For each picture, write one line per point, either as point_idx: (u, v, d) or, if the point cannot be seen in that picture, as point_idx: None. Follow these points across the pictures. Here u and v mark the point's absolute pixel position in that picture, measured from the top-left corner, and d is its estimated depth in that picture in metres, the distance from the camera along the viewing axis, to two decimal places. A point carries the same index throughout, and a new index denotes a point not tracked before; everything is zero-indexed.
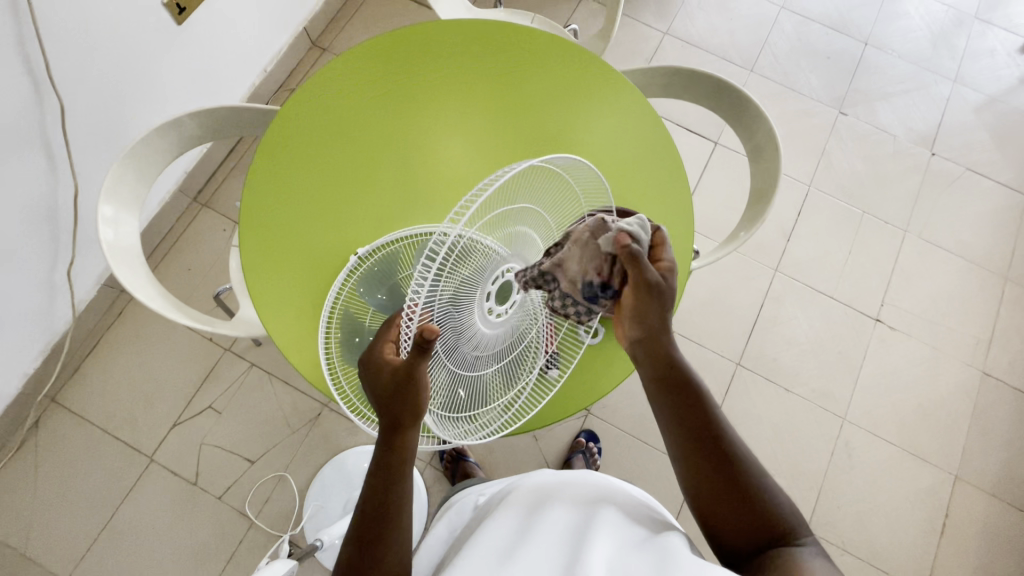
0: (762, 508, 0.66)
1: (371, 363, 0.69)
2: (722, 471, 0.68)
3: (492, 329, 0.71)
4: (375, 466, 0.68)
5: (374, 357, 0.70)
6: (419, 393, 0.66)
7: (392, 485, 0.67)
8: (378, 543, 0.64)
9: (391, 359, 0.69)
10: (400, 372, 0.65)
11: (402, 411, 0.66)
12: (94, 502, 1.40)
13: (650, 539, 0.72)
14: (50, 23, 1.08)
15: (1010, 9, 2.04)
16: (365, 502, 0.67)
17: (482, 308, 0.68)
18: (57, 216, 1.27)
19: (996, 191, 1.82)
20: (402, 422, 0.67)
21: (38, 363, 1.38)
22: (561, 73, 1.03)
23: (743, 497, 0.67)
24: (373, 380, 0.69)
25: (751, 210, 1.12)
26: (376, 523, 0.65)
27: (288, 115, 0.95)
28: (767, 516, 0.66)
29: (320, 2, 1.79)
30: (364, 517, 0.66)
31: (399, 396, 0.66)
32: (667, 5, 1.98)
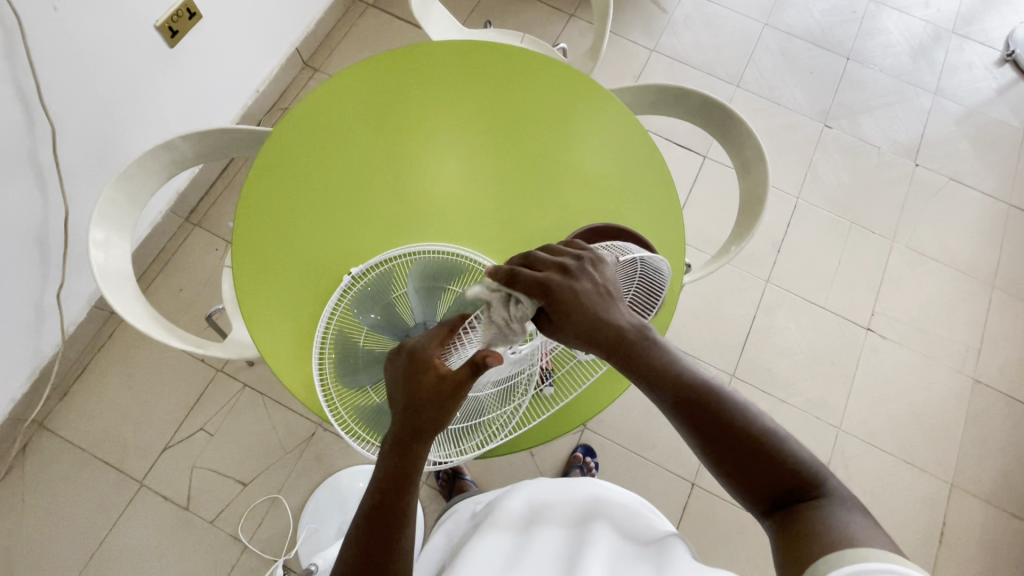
0: (779, 467, 0.66)
1: (416, 354, 0.66)
2: (729, 447, 0.67)
3: (509, 361, 0.67)
4: (385, 475, 0.67)
5: (422, 350, 0.66)
6: (449, 410, 0.66)
7: (401, 496, 0.68)
8: (384, 554, 0.66)
9: (438, 364, 0.65)
10: (439, 385, 0.64)
11: (422, 426, 0.66)
12: (82, 529, 1.37)
13: (647, 547, 0.75)
14: (41, 48, 1.09)
15: (985, 24, 2.10)
16: (369, 511, 0.68)
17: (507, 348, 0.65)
18: (47, 240, 1.26)
19: (979, 200, 1.86)
20: (422, 437, 0.67)
21: (26, 388, 1.37)
22: (551, 91, 1.05)
23: (760, 464, 0.66)
24: (412, 376, 0.66)
25: (741, 223, 1.14)
26: (383, 532, 0.67)
27: (280, 134, 0.96)
28: (787, 475, 0.66)
29: (312, 23, 1.81)
30: (368, 525, 0.67)
31: (428, 409, 0.65)
32: (653, 23, 2.02)
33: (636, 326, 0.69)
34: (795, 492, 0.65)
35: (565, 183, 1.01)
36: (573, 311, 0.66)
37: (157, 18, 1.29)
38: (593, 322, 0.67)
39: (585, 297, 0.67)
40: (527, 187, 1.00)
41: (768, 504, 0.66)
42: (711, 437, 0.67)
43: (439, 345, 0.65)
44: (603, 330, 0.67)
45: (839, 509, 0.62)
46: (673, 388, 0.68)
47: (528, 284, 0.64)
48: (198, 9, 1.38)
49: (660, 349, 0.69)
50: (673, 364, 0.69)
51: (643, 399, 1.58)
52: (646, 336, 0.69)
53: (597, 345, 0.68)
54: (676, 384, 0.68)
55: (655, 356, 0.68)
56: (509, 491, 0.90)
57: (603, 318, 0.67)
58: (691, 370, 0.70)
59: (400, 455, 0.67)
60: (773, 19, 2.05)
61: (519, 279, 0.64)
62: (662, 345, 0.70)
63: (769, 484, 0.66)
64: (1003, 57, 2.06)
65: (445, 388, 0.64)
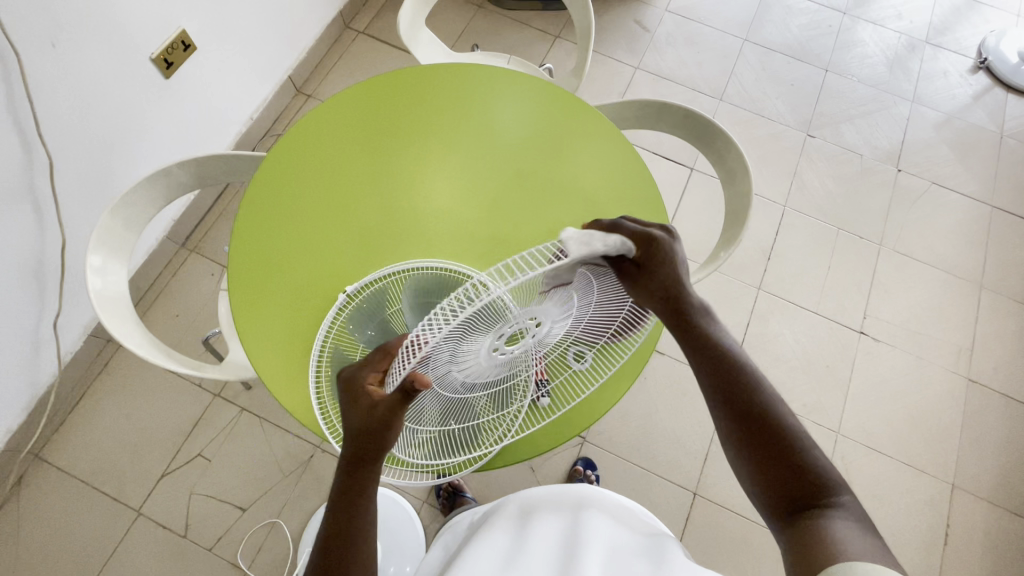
0: (796, 474, 0.66)
1: (356, 383, 0.69)
2: (754, 435, 0.69)
3: (489, 362, 0.68)
4: (336, 497, 0.69)
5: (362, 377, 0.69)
6: (388, 434, 0.66)
7: (354, 515, 0.68)
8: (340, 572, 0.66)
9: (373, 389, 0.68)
10: (377, 409, 0.66)
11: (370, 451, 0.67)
12: (78, 561, 1.35)
13: (640, 549, 0.75)
14: (41, 83, 1.12)
15: (958, 33, 2.17)
16: (326, 531, 0.68)
17: (492, 349, 0.65)
18: (44, 269, 1.27)
19: (963, 203, 1.89)
20: (366, 460, 0.68)
21: (21, 419, 1.36)
22: (540, 108, 1.08)
23: (774, 459, 0.67)
24: (354, 401, 0.68)
25: (727, 232, 1.16)
26: (338, 558, 0.66)
27: (275, 160, 0.99)
28: (797, 475, 0.66)
29: (304, 51, 1.86)
30: (324, 548, 0.67)
31: (366, 434, 0.66)
32: (637, 42, 2.08)
33: (701, 304, 0.78)
34: (806, 492, 0.66)
35: (556, 197, 1.03)
36: (662, 264, 0.75)
37: (153, 50, 1.33)
38: (672, 281, 0.75)
39: (671, 257, 0.76)
40: (517, 201, 1.02)
41: (782, 503, 0.67)
42: (740, 416, 0.70)
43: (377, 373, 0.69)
44: (676, 294, 0.75)
45: (847, 521, 0.62)
46: (716, 360, 0.74)
47: (632, 232, 0.77)
48: (193, 41, 1.42)
49: (716, 326, 0.77)
50: (724, 341, 0.76)
51: (642, 409, 1.58)
52: (706, 313, 0.78)
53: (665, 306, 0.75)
54: (721, 355, 0.74)
55: (710, 331, 0.76)
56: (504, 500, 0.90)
57: (682, 283, 0.76)
58: (732, 350, 0.75)
59: (352, 476, 0.69)
60: (752, 34, 2.12)
61: (624, 228, 0.78)
62: (717, 325, 0.77)
63: (780, 481, 0.67)
64: (976, 65, 2.12)
65: (384, 413, 0.65)
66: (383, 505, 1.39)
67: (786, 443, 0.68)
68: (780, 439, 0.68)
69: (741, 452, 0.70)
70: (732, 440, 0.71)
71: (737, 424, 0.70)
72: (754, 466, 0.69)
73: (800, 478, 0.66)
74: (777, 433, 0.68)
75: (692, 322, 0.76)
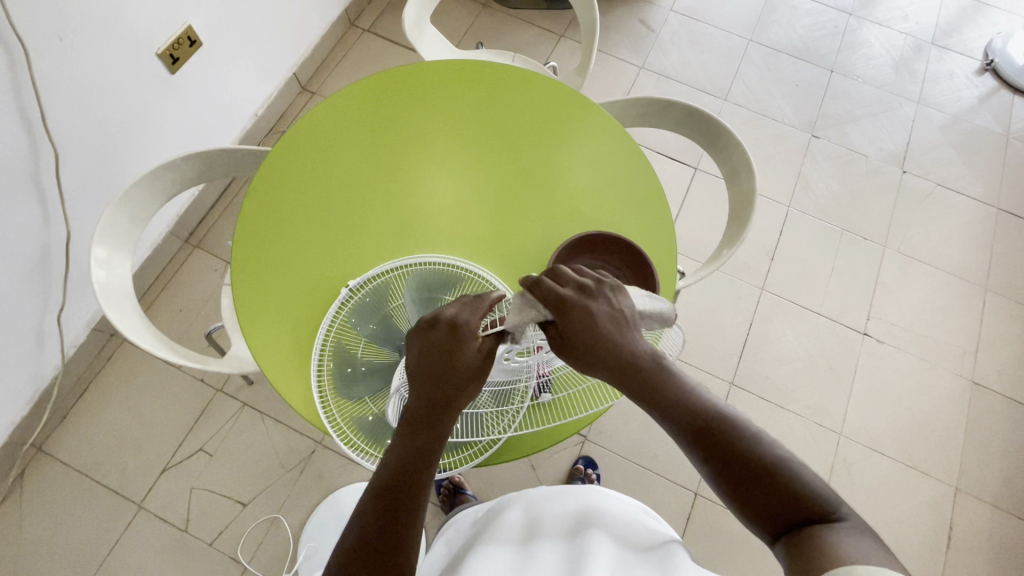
0: (795, 492, 0.64)
1: (458, 325, 0.70)
2: (739, 470, 0.66)
3: (498, 369, 0.76)
4: (408, 443, 0.67)
5: (463, 322, 0.70)
6: (473, 390, 0.69)
7: (423, 464, 0.66)
8: (397, 525, 0.63)
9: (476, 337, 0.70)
10: (478, 360, 0.69)
11: (454, 403, 0.69)
12: (79, 554, 1.36)
13: (651, 548, 0.77)
14: (48, 77, 1.13)
15: (964, 35, 2.16)
16: (387, 480, 0.65)
17: (504, 355, 0.74)
18: (49, 263, 1.28)
19: (968, 205, 1.88)
20: (449, 412, 0.69)
21: (25, 412, 1.37)
22: (544, 108, 1.08)
23: (763, 483, 0.65)
24: (451, 346, 0.69)
25: (730, 230, 1.16)
26: (394, 502, 0.64)
27: (279, 157, 0.98)
28: (794, 497, 0.64)
29: (309, 49, 1.87)
30: (382, 494, 0.64)
31: (458, 384, 0.68)
32: (642, 41, 2.08)
33: (654, 358, 0.71)
34: (800, 510, 0.63)
35: (559, 196, 1.03)
36: (587, 332, 0.68)
37: (159, 45, 1.34)
38: (607, 344, 0.69)
39: (594, 320, 0.69)
40: (521, 197, 1.02)
41: (775, 522, 0.64)
42: (721, 456, 0.66)
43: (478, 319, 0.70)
44: (619, 357, 0.69)
45: (847, 534, 0.60)
46: (685, 416, 0.69)
47: (549, 295, 0.69)
48: (199, 37, 1.43)
49: (677, 378, 0.70)
50: (689, 391, 0.70)
51: (643, 408, 1.58)
52: (664, 366, 0.71)
53: (609, 370, 0.70)
54: (688, 411, 0.68)
55: (670, 390, 0.69)
56: (510, 500, 0.91)
57: (620, 344, 0.70)
58: (703, 396, 0.70)
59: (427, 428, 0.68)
60: (757, 35, 2.12)
61: (542, 288, 0.69)
62: (678, 374, 0.71)
63: (772, 502, 0.64)
64: (983, 66, 2.11)
65: (481, 365, 0.69)
66: None
67: (770, 468, 0.65)
68: (772, 465, 0.65)
69: (726, 486, 0.66)
70: (715, 478, 0.67)
71: (719, 462, 0.66)
72: (742, 495, 0.66)
73: (792, 497, 0.64)
74: (763, 461, 0.66)
75: (651, 379, 0.69)
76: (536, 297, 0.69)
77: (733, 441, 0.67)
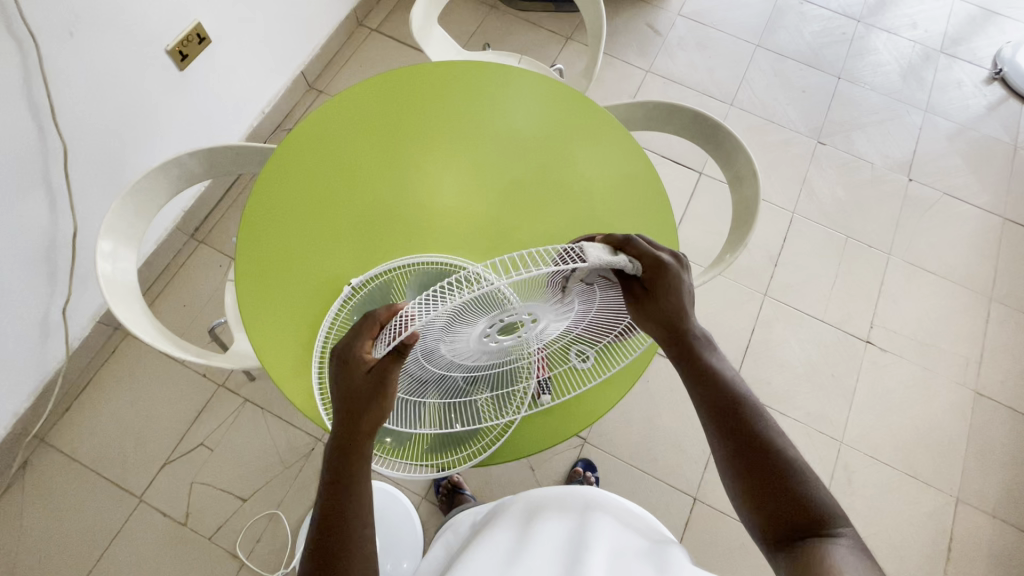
0: (796, 499, 0.65)
1: (345, 353, 0.68)
2: (750, 456, 0.68)
3: (482, 348, 0.69)
4: (329, 477, 0.69)
5: (349, 350, 0.68)
6: (383, 407, 0.67)
7: (347, 492, 0.68)
8: (338, 554, 0.65)
9: (367, 359, 0.67)
10: (370, 380, 0.66)
11: (361, 425, 0.68)
12: (79, 546, 1.36)
13: (649, 552, 0.76)
14: (57, 70, 1.14)
15: (973, 44, 2.15)
16: (322, 514, 0.67)
17: (483, 335, 0.65)
18: (56, 255, 1.29)
19: (974, 214, 1.88)
20: (360, 436, 0.68)
21: (28, 403, 1.38)
22: (549, 111, 1.08)
23: (773, 483, 0.66)
24: (346, 374, 0.68)
25: (733, 234, 1.16)
26: (333, 532, 0.66)
27: (285, 153, 0.99)
28: (794, 503, 0.65)
29: (317, 47, 1.88)
30: (321, 530, 0.66)
31: (362, 407, 0.67)
32: (649, 45, 2.09)
33: (702, 332, 0.76)
34: (804, 519, 0.64)
35: (563, 198, 1.03)
36: (669, 294, 0.71)
37: (169, 42, 1.35)
38: (677, 311, 0.72)
39: (679, 286, 0.71)
40: (528, 198, 1.03)
41: (776, 531, 0.65)
42: (735, 438, 0.70)
43: (367, 341, 0.67)
44: (677, 324, 0.73)
45: (847, 548, 0.60)
46: (716, 394, 0.72)
47: (642, 253, 0.70)
48: (208, 35, 1.44)
49: (717, 356, 0.75)
50: (725, 374, 0.74)
51: (644, 412, 1.58)
52: (707, 342, 0.76)
53: (663, 333, 0.73)
54: (720, 389, 0.72)
55: (712, 364, 0.74)
56: (508, 501, 0.91)
57: (687, 312, 0.73)
58: (732, 380, 0.73)
59: (343, 455, 0.69)
60: (765, 40, 2.11)
61: (635, 246, 0.70)
62: (717, 352, 0.76)
63: (777, 504, 0.65)
64: (991, 75, 2.10)
65: (381, 381, 0.66)
66: (382, 501, 1.40)
67: (781, 468, 0.67)
68: (779, 466, 0.67)
69: (739, 475, 0.68)
70: (726, 458, 0.70)
71: (734, 444, 0.69)
72: (752, 490, 0.67)
73: (798, 502, 0.65)
74: (775, 456, 0.68)
75: (693, 351, 0.74)
76: (628, 254, 0.69)
77: (751, 428, 0.70)
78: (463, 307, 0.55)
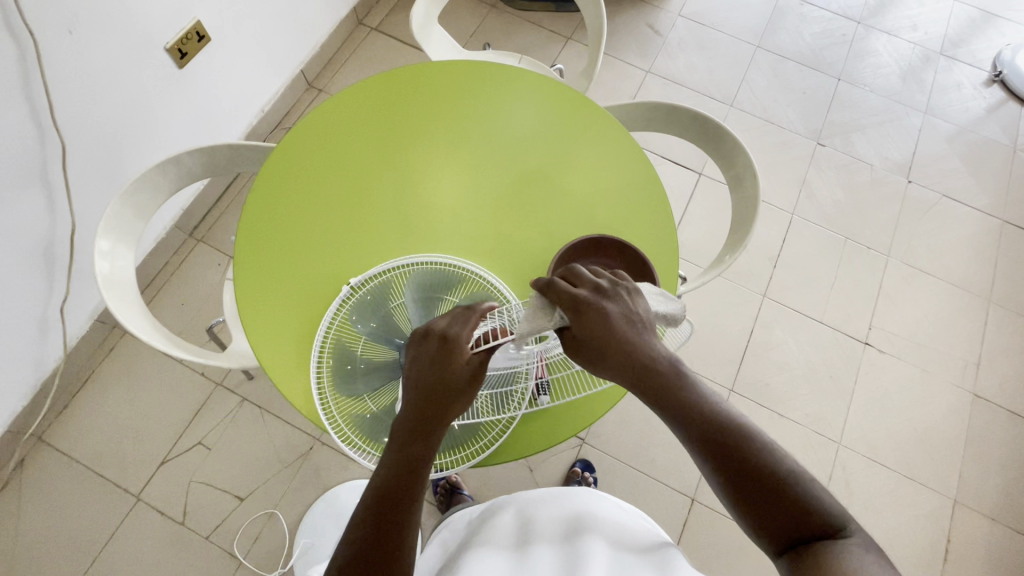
0: (800, 508, 0.63)
1: (449, 338, 0.67)
2: (745, 479, 0.64)
3: (514, 357, 0.73)
4: (392, 460, 0.66)
5: (453, 333, 0.68)
6: (464, 406, 0.68)
7: (409, 479, 0.65)
8: (393, 540, 0.63)
9: (467, 352, 0.67)
10: (467, 376, 0.67)
11: (443, 414, 0.67)
12: (76, 545, 1.36)
13: (646, 552, 0.77)
14: (56, 68, 1.13)
15: (973, 46, 2.16)
16: (377, 495, 0.65)
17: (512, 347, 0.70)
18: (53, 253, 1.28)
19: (973, 216, 1.88)
20: (437, 425, 0.67)
21: (26, 401, 1.37)
22: (550, 111, 1.08)
23: (775, 499, 0.63)
24: (441, 361, 0.67)
25: (733, 236, 1.15)
26: (388, 517, 0.64)
27: (286, 151, 0.99)
28: (800, 512, 0.63)
29: (317, 45, 1.87)
30: (374, 512, 0.64)
31: (450, 400, 0.67)
32: (649, 45, 2.08)
33: (673, 366, 0.67)
34: (807, 527, 0.62)
35: (562, 199, 1.03)
36: (602, 334, 0.66)
37: (168, 40, 1.34)
38: (625, 349, 0.66)
39: (604, 320, 0.66)
40: (528, 198, 1.03)
41: (781, 542, 0.63)
42: (727, 462, 0.64)
43: (471, 333, 0.68)
44: (637, 363, 0.66)
45: (858, 551, 0.59)
46: (702, 419, 0.65)
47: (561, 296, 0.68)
48: (207, 33, 1.43)
49: (694, 387, 0.67)
50: (708, 401, 0.66)
51: (643, 413, 1.58)
52: (682, 374, 0.67)
53: (629, 377, 0.67)
54: (702, 418, 0.65)
55: (690, 393, 0.66)
56: (503, 502, 0.91)
57: (638, 349, 0.67)
58: (714, 403, 0.67)
59: (417, 441, 0.66)
60: (765, 41, 2.11)
61: (555, 289, 0.68)
62: (695, 383, 0.67)
63: (779, 516, 0.63)
64: (991, 78, 2.11)
65: (472, 379, 0.67)
66: None
67: (779, 479, 0.64)
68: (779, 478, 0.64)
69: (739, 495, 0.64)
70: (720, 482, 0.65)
71: (727, 469, 0.64)
72: (753, 505, 0.64)
73: (800, 511, 0.63)
74: (773, 469, 0.64)
75: (664, 391, 0.66)
76: (549, 298, 0.68)
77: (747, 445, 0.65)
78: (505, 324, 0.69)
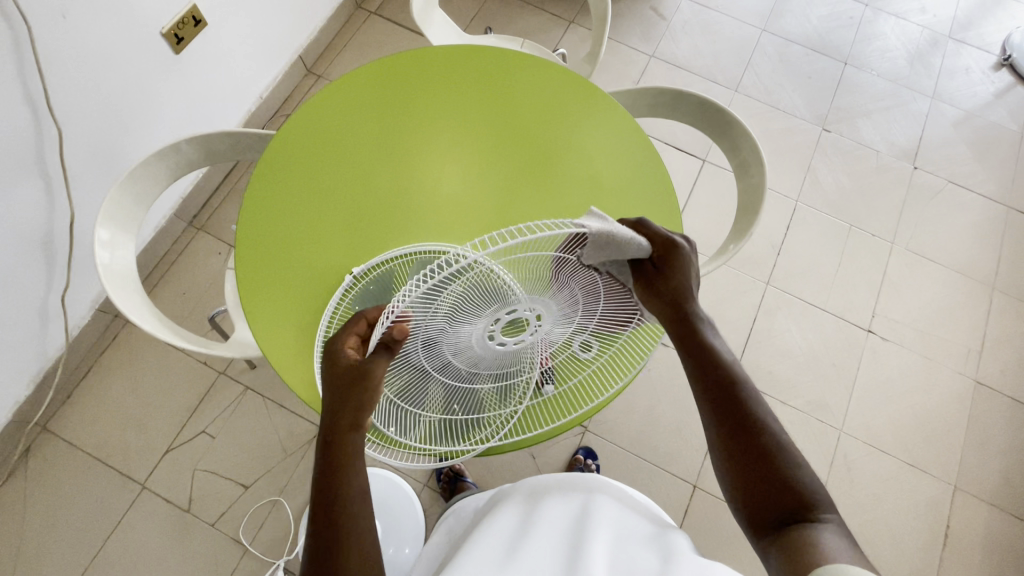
0: (790, 490, 0.66)
1: (329, 352, 0.71)
2: (746, 451, 0.69)
3: (488, 350, 0.72)
4: (321, 472, 0.67)
5: (334, 345, 0.71)
6: (368, 398, 0.67)
7: (338, 484, 0.66)
8: (339, 547, 0.64)
9: (349, 354, 0.70)
10: (351, 371, 0.68)
11: (348, 415, 0.68)
12: (84, 532, 1.37)
13: (652, 535, 0.78)
14: (51, 54, 1.11)
15: (982, 29, 2.12)
16: (315, 511, 0.66)
17: (483, 333, 0.68)
18: (52, 242, 1.27)
19: (978, 203, 1.86)
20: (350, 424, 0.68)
21: (28, 391, 1.37)
22: (554, 97, 1.06)
23: (766, 476, 0.67)
24: (333, 373, 0.69)
25: (738, 225, 1.14)
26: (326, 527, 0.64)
27: (287, 137, 0.98)
28: (790, 492, 0.66)
29: (315, 31, 1.84)
30: (316, 525, 0.65)
31: (346, 398, 0.68)
32: (652, 29, 2.05)
33: (705, 317, 0.78)
34: (793, 506, 0.65)
35: (566, 186, 1.02)
36: (678, 274, 0.75)
37: (164, 24, 1.32)
38: (684, 293, 0.75)
39: (687, 265, 0.76)
40: (529, 186, 1.01)
41: (768, 521, 0.66)
42: (729, 431, 0.70)
43: (349, 338, 0.71)
44: (684, 305, 0.75)
45: (835, 534, 0.62)
46: (716, 385, 0.73)
47: (654, 235, 0.76)
48: (204, 17, 1.40)
49: (716, 338, 0.77)
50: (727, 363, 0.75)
51: (645, 401, 1.58)
52: (709, 324, 0.78)
53: (672, 317, 0.75)
54: (715, 379, 0.73)
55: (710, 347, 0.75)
56: (511, 486, 0.92)
57: (690, 293, 0.76)
58: (728, 363, 0.75)
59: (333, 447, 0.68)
60: (771, 25, 2.08)
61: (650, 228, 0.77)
62: (720, 342, 0.77)
63: (763, 488, 0.67)
64: (1000, 62, 2.07)
65: (361, 370, 0.66)
66: (383, 487, 1.41)
67: (770, 450, 0.68)
68: (773, 457, 0.68)
69: (734, 466, 0.69)
70: (721, 449, 0.71)
71: (729, 434, 0.70)
72: (745, 479, 0.68)
73: (787, 489, 0.66)
74: (767, 439, 0.69)
75: (695, 332, 0.76)
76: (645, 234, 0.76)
77: (750, 417, 0.70)
78: (461, 289, 0.61)
